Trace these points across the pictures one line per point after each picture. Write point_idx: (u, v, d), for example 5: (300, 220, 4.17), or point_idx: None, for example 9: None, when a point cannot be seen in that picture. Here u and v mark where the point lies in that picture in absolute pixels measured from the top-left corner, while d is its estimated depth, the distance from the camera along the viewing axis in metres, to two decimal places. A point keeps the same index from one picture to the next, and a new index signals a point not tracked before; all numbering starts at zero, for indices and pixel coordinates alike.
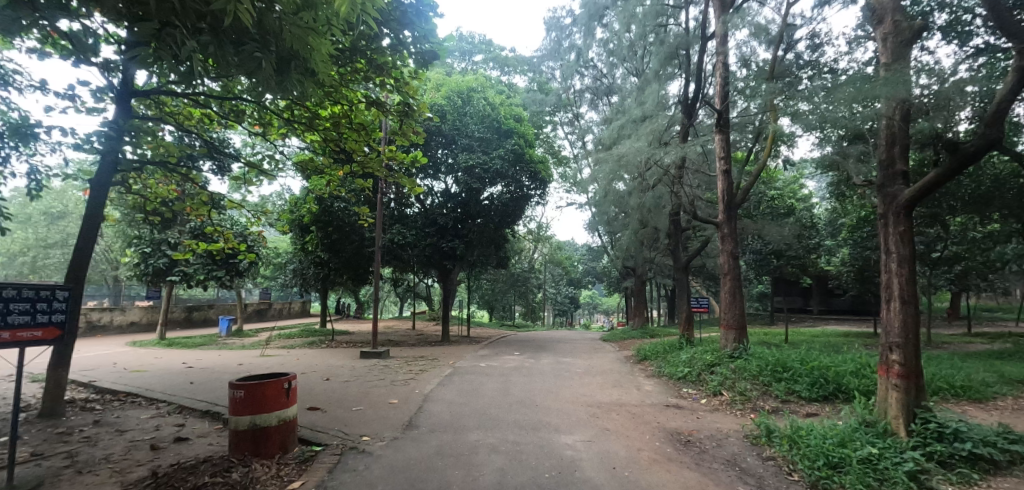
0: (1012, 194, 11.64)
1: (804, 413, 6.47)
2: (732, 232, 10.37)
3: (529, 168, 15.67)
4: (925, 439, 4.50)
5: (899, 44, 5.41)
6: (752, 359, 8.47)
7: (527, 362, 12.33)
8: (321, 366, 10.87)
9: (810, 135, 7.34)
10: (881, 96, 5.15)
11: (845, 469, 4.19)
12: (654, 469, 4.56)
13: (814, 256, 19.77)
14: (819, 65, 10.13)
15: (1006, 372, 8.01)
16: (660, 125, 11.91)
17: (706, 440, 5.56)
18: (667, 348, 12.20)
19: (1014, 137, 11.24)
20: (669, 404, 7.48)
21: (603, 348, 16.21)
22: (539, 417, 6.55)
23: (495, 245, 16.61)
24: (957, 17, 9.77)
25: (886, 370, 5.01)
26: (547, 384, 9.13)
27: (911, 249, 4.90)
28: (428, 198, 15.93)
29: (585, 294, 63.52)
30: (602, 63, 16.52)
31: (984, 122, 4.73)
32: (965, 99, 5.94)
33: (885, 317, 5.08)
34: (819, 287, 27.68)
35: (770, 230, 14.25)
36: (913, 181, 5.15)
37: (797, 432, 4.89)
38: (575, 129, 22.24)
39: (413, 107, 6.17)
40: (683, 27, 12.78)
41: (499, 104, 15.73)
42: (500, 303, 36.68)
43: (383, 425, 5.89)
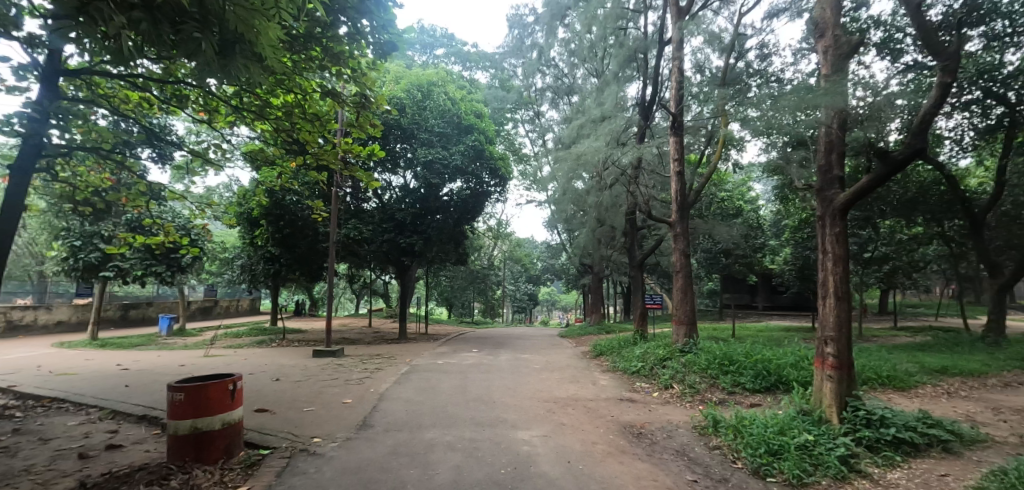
0: (934, 199, 12.95)
1: (748, 403, 6.80)
2: (685, 231, 10.72)
3: (489, 165, 15.68)
4: (854, 425, 4.82)
5: (838, 57, 5.74)
6: (701, 353, 8.80)
7: (486, 359, 12.33)
8: (272, 366, 10.49)
9: (758, 140, 7.70)
10: (821, 105, 5.51)
11: (784, 456, 4.41)
12: (608, 461, 4.67)
13: (759, 256, 20.81)
14: (767, 74, 10.64)
15: (925, 362, 8.72)
16: (618, 125, 12.13)
17: (658, 432, 5.75)
18: (621, 343, 12.52)
19: (937, 148, 12.27)
20: (623, 398, 7.69)
21: (561, 344, 16.45)
22: (496, 413, 6.58)
23: (454, 242, 16.46)
24: (890, 35, 10.52)
25: (821, 362, 5.31)
26: (504, 381, 9.16)
27: (845, 248, 5.22)
28: (386, 193, 15.65)
29: (544, 291, 64.22)
30: (563, 62, 16.71)
31: (911, 133, 5.08)
32: (894, 111, 6.39)
33: (821, 313, 5.38)
34: (764, 284, 29.13)
35: (720, 230, 14.87)
36: (848, 186, 5.46)
37: (741, 421, 5.12)
38: (536, 127, 22.37)
39: (371, 98, 5.94)
40: (643, 31, 13.09)
41: (459, 99, 15.62)
42: (459, 300, 36.56)
43: (336, 425, 5.74)
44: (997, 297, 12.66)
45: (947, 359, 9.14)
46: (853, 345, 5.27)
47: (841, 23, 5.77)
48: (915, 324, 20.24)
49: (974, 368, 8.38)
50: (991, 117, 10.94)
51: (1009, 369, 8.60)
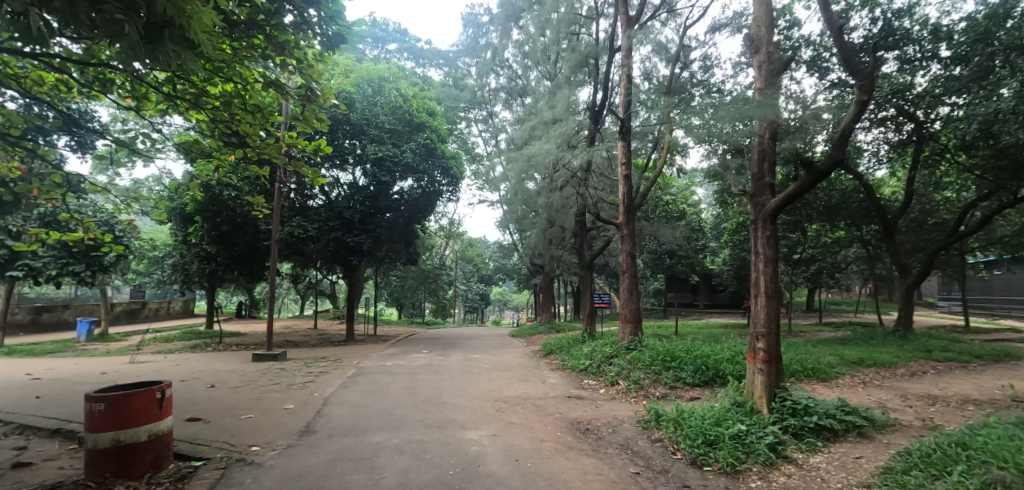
0: (854, 206, 14.08)
1: (688, 397, 7.12)
2: (632, 233, 11.08)
3: (441, 163, 15.58)
4: (782, 415, 5.14)
5: (771, 72, 6.12)
6: (645, 350, 9.13)
7: (437, 360, 12.21)
8: (206, 372, 9.91)
9: (700, 147, 8.10)
10: (755, 116, 5.87)
11: (719, 445, 4.66)
12: (556, 458, 4.75)
13: (700, 257, 21.84)
14: (709, 85, 11.17)
15: (845, 355, 9.45)
16: (569, 128, 12.35)
17: (603, 427, 5.91)
18: (571, 342, 12.79)
19: (858, 159, 13.36)
20: (572, 395, 7.85)
21: (513, 344, 16.57)
22: (445, 414, 6.53)
23: (404, 241, 16.18)
24: (819, 54, 11.33)
25: (753, 356, 5.62)
26: (454, 381, 9.11)
27: (775, 251, 5.57)
28: (333, 191, 15.16)
29: (495, 291, 64.40)
30: (517, 64, 16.81)
31: (833, 145, 5.49)
32: (820, 124, 6.89)
33: (753, 310, 5.71)
34: (705, 283, 30.57)
35: (665, 232, 15.48)
36: (778, 193, 5.84)
37: (681, 414, 5.35)
38: (489, 127, 22.44)
39: (317, 92, 5.71)
40: (595, 38, 13.40)
41: (412, 96, 15.35)
42: (410, 301, 36.01)
43: (276, 432, 5.50)
44: (906, 295, 13.92)
45: (864, 352, 9.96)
46: (781, 340, 5.62)
47: (774, 41, 6.15)
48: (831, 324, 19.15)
49: (886, 359, 9.18)
50: (903, 132, 12.02)
51: (916, 360, 9.48)
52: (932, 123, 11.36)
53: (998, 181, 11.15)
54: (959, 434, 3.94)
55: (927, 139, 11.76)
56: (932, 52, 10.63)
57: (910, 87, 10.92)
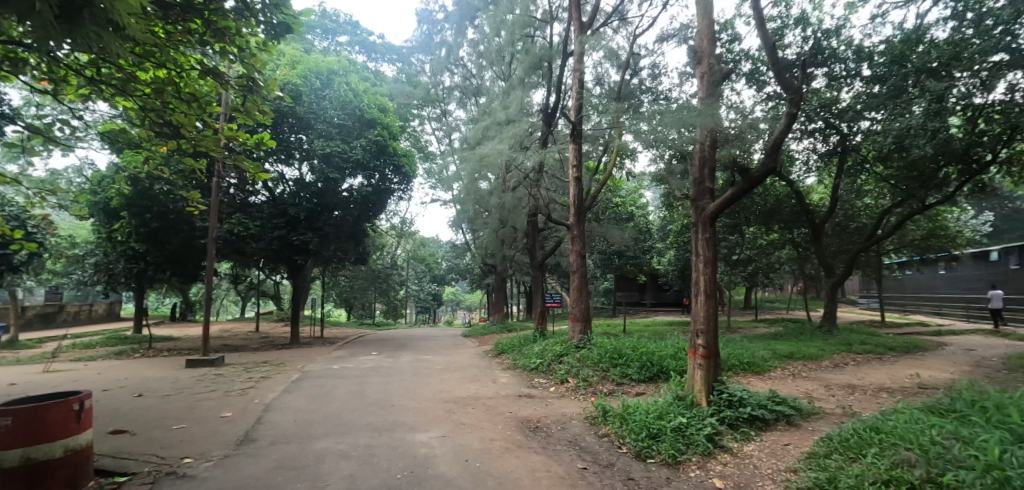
0: (787, 210, 15.04)
1: (634, 393, 7.35)
2: (581, 233, 11.31)
3: (392, 161, 15.26)
4: (719, 407, 5.42)
5: (711, 82, 6.43)
6: (594, 348, 9.35)
7: (386, 362, 11.97)
8: (133, 380, 9.22)
9: (648, 152, 8.35)
10: (696, 124, 6.17)
11: (662, 438, 4.84)
12: (505, 457, 4.77)
13: (647, 257, 22.59)
14: (657, 92, 11.57)
15: (777, 349, 10.07)
16: (522, 129, 12.43)
17: (553, 424, 6.01)
18: (522, 341, 12.88)
19: (791, 167, 14.29)
20: (522, 394, 7.93)
21: (465, 344, 16.50)
22: (394, 417, 6.41)
23: (354, 240, 15.75)
24: (757, 68, 12.02)
25: (693, 352, 5.85)
26: (404, 383, 8.96)
27: (714, 252, 5.85)
28: (278, 187, 14.59)
29: (448, 291, 63.84)
30: (471, 63, 16.76)
31: (766, 153, 5.84)
32: (757, 133, 7.32)
33: (693, 309, 5.97)
34: (653, 283, 31.63)
35: (614, 233, 15.93)
36: (717, 197, 6.15)
37: (627, 409, 5.51)
38: (442, 126, 22.23)
39: (260, 83, 5.44)
40: (548, 41, 13.53)
41: (363, 91, 14.92)
42: (359, 301, 35.07)
43: (211, 442, 5.20)
44: (832, 292, 14.97)
45: (793, 346, 10.66)
46: (719, 337, 5.88)
47: (715, 53, 6.45)
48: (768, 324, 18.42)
49: (813, 353, 9.86)
50: (830, 143, 12.90)
51: (838, 353, 10.25)
52: (854, 135, 12.30)
53: (909, 190, 12.24)
54: (872, 420, 4.30)
55: (850, 150, 12.72)
56: (855, 70, 11.54)
57: (835, 102, 11.84)
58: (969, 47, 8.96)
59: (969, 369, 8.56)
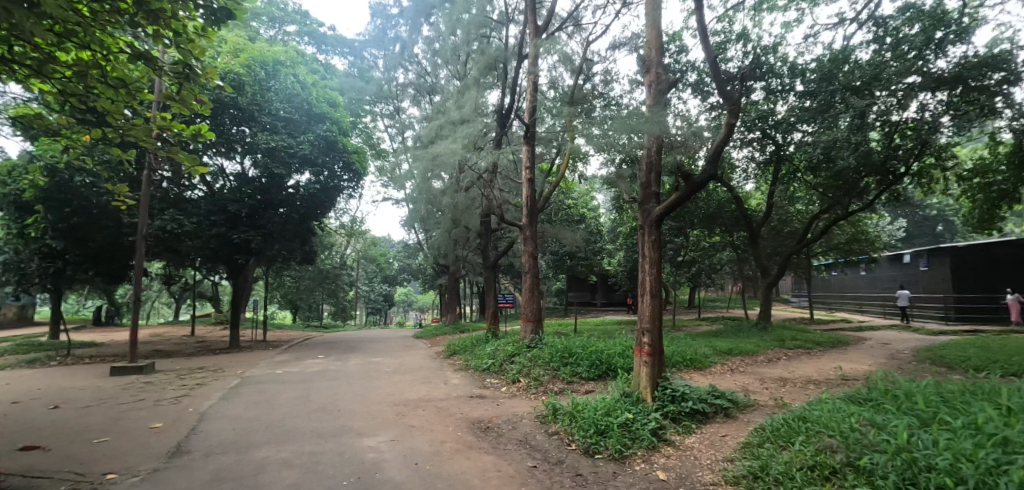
0: (728, 215, 15.83)
1: (583, 391, 7.50)
2: (534, 234, 11.42)
3: (343, 158, 14.81)
4: (663, 402, 5.62)
5: (659, 91, 6.67)
6: (545, 348, 9.45)
7: (333, 365, 11.59)
8: (47, 391, 8.44)
9: (599, 156, 8.55)
10: (643, 130, 6.39)
11: (609, 433, 4.97)
12: (456, 458, 4.74)
13: (598, 258, 23.11)
14: (608, 98, 11.84)
15: (717, 346, 10.59)
16: (476, 129, 12.37)
17: (503, 424, 6.02)
18: (474, 342, 12.82)
19: (731, 174, 15.10)
20: (474, 395, 7.90)
21: (416, 346, 16.25)
22: (340, 422, 6.21)
23: (300, 239, 15.18)
24: (701, 81, 12.60)
25: (639, 350, 6.01)
26: (352, 387, 8.71)
27: (659, 253, 6.08)
28: (217, 181, 13.99)
29: (400, 291, 62.57)
30: (426, 61, 16.52)
31: (708, 161, 6.12)
32: (701, 141, 7.65)
33: (640, 308, 6.15)
34: (603, 283, 32.35)
35: (565, 234, 16.21)
36: (663, 201, 6.38)
37: (576, 407, 5.62)
38: (395, 123, 21.76)
39: (198, 71, 5.11)
40: (504, 42, 13.57)
41: (311, 84, 14.39)
42: (305, 302, 33.75)
43: (138, 456, 4.85)
44: (767, 292, 15.85)
45: (732, 342, 11.23)
46: (663, 335, 6.08)
47: (663, 63, 6.70)
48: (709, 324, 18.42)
49: (750, 349, 10.43)
50: (767, 152, 13.68)
51: (772, 348, 10.91)
52: (788, 146, 13.10)
53: (835, 198, 13.19)
54: (799, 410, 4.60)
55: (784, 160, 13.52)
56: (790, 85, 12.30)
57: (771, 114, 12.58)
58: (888, 68, 9.79)
59: (885, 361, 9.34)
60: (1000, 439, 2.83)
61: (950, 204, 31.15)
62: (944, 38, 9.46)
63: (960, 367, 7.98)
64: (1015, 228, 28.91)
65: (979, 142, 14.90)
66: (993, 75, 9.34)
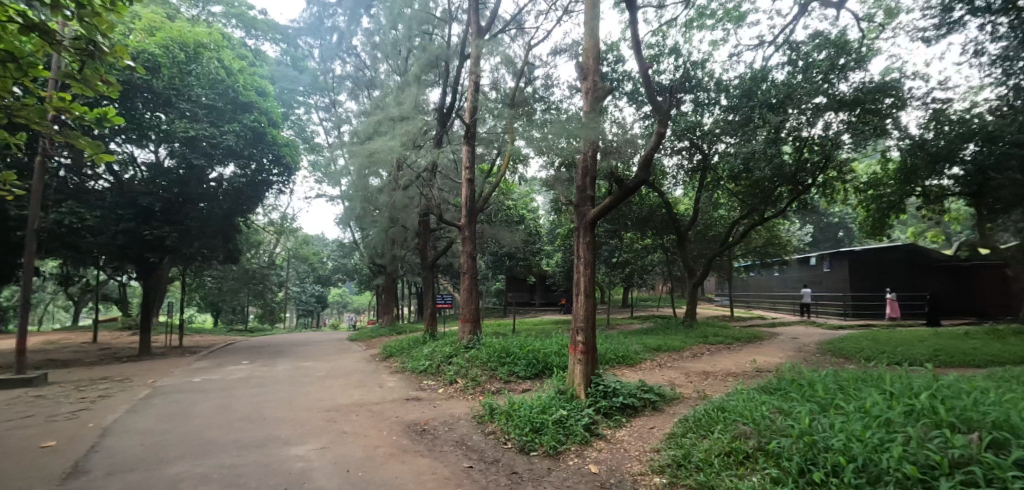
0: (659, 219, 16.64)
1: (519, 389, 7.59)
2: (473, 234, 11.39)
3: (272, 150, 14.06)
4: (595, 398, 5.81)
5: (595, 99, 6.89)
6: (483, 348, 9.47)
7: (259, 371, 10.94)
8: None
9: (539, 158, 8.69)
10: (579, 135, 6.59)
11: (544, 430, 5.07)
12: (390, 463, 4.64)
13: (536, 259, 23.45)
14: (548, 101, 12.04)
15: (647, 342, 11.09)
16: (416, 127, 12.17)
17: (440, 426, 5.96)
18: (411, 343, 12.59)
19: (663, 181, 15.86)
20: (410, 397, 7.78)
21: (350, 349, 15.69)
22: (265, 432, 5.86)
23: (223, 236, 14.21)
24: (635, 90, 13.18)
25: (573, 348, 6.16)
26: (280, 394, 8.24)
27: (593, 254, 6.27)
28: (125, 171, 12.82)
29: (334, 292, 60.04)
30: (365, 54, 16.03)
31: (640, 167, 6.40)
32: (634, 148, 7.98)
33: (574, 308, 6.30)
34: (541, 283, 32.88)
35: (504, 234, 16.33)
36: (597, 204, 6.59)
37: (512, 406, 5.65)
38: (331, 117, 20.94)
39: (103, 48, 4.38)
40: (447, 40, 13.35)
41: (237, 70, 13.48)
42: (228, 304, 31.57)
43: (25, 480, 4.32)
44: (693, 292, 16.80)
45: (661, 339, 11.80)
46: (597, 333, 6.26)
47: (599, 71, 6.93)
48: (632, 324, 18.97)
49: (676, 345, 11.02)
50: (694, 160, 14.53)
51: (697, 344, 11.58)
52: (713, 156, 13.99)
53: (753, 205, 14.24)
54: (718, 401, 4.93)
55: (709, 168, 14.41)
56: (714, 99, 13.15)
57: (698, 125, 13.39)
58: (799, 89, 10.72)
59: (794, 354, 10.22)
60: (885, 421, 3.17)
61: (849, 213, 34.63)
62: (845, 64, 10.50)
63: (855, 358, 8.87)
64: (900, 234, 32.70)
65: (873, 158, 16.65)
66: (884, 99, 10.56)
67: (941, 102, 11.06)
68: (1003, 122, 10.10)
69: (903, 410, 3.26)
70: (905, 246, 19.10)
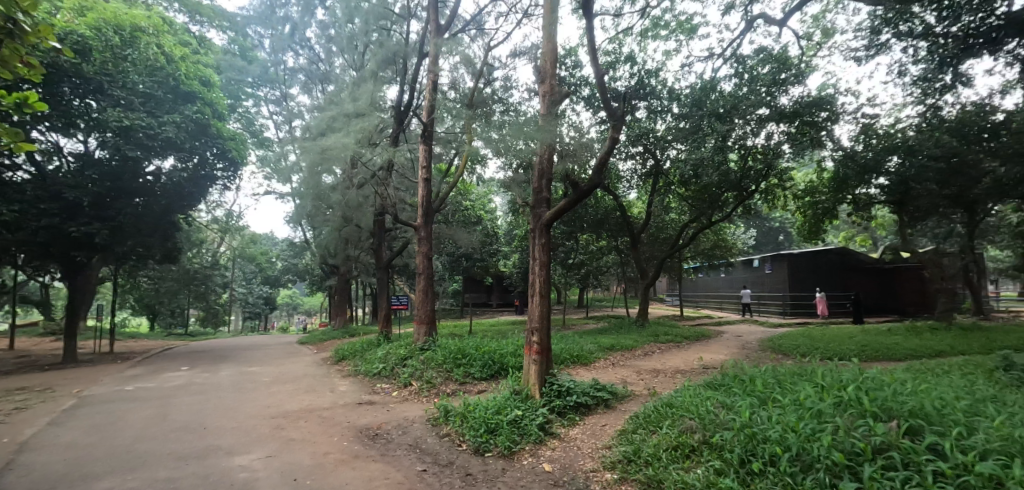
0: (613, 221, 17.06)
1: (475, 391, 7.56)
2: (429, 234, 11.25)
3: (217, 143, 13.38)
4: (550, 397, 5.87)
5: (552, 102, 6.98)
6: (439, 350, 9.37)
7: (200, 377, 10.35)
8: None
9: (497, 159, 8.71)
10: (536, 137, 6.64)
11: (499, 431, 5.06)
12: (340, 470, 4.50)
13: (493, 260, 23.44)
14: (507, 103, 12.07)
15: (601, 342, 11.33)
16: (372, 124, 11.89)
17: (393, 430, 5.85)
18: (364, 346, 12.28)
19: (618, 185, 16.25)
20: (362, 401, 7.58)
21: (299, 352, 15.12)
22: (205, 442, 5.55)
23: (161, 233, 13.38)
24: (592, 95, 13.45)
25: (529, 348, 6.19)
26: (222, 401, 7.83)
27: (548, 255, 6.33)
28: (50, 161, 11.85)
29: (283, 293, 57.65)
30: (320, 47, 15.53)
31: (595, 170, 6.54)
32: (589, 152, 8.15)
33: (530, 309, 6.34)
34: (499, 284, 32.90)
35: (461, 235, 16.23)
36: (553, 206, 6.66)
37: (467, 407, 5.62)
38: (282, 111, 20.14)
39: (23, 26, 3.63)
40: (405, 37, 13.21)
41: (179, 58, 12.69)
42: (166, 306, 29.70)
43: None
44: (645, 292, 17.30)
45: (614, 339, 12.07)
46: (551, 333, 6.32)
47: (557, 75, 7.01)
48: (589, 324, 19.37)
49: (629, 344, 11.31)
50: (647, 165, 14.96)
51: (648, 343, 11.92)
52: (665, 161, 14.48)
53: (702, 209, 14.84)
54: (666, 397, 5.11)
55: (661, 173, 14.89)
56: (667, 107, 13.60)
57: (651, 131, 13.79)
58: (745, 99, 11.25)
59: (738, 351, 10.72)
60: (816, 412, 3.38)
61: (788, 218, 36.71)
62: (785, 79, 11.14)
63: (792, 354, 9.41)
64: (834, 238, 34.96)
65: (810, 167, 17.75)
66: (820, 113, 11.26)
67: (869, 117, 11.95)
68: (922, 138, 11.12)
69: (833, 401, 3.49)
70: (838, 250, 20.42)
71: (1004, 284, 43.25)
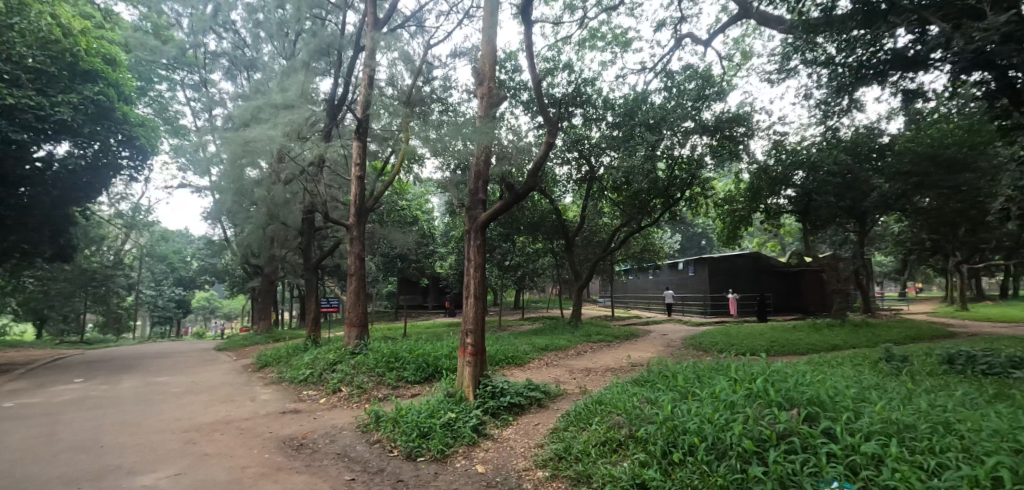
0: (548, 224, 17.40)
1: (408, 395, 7.41)
2: (362, 234, 10.89)
3: (122, 129, 12.20)
4: (483, 399, 5.87)
5: (490, 104, 6.97)
6: (370, 353, 9.07)
7: (98, 390, 9.31)
8: None
9: (435, 158, 8.58)
10: (474, 139, 6.59)
11: (431, 435, 4.99)
12: (261, 484, 4.25)
13: (430, 261, 23.06)
14: (446, 103, 11.95)
15: (536, 343, 11.48)
16: (302, 117, 11.32)
17: (320, 439, 5.59)
18: (290, 351, 11.64)
19: (555, 189, 16.58)
20: (286, 410, 7.18)
21: (216, 359, 14.06)
22: (101, 462, 4.99)
23: (50, 225, 12.03)
24: (531, 99, 13.63)
25: (462, 350, 6.14)
26: (123, 416, 7.09)
27: (483, 257, 6.32)
28: None
29: (198, 295, 53.28)
30: (245, 31, 14.53)
31: (530, 173, 6.62)
32: (526, 155, 8.24)
33: (464, 310, 6.29)
34: (435, 286, 32.46)
35: (396, 235, 15.84)
36: (489, 208, 6.66)
37: (399, 412, 5.49)
38: (201, 97, 18.66)
39: None
40: (340, 28, 12.68)
41: (79, 31, 11.35)
42: (57, 311, 26.44)
43: None
44: (579, 294, 17.79)
45: (548, 339, 12.30)
46: (485, 335, 6.31)
47: (495, 77, 7.02)
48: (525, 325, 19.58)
49: (563, 344, 11.58)
50: (583, 170, 15.40)
51: (581, 343, 12.26)
52: (599, 167, 14.96)
53: (633, 214, 15.50)
54: (595, 395, 5.28)
55: (595, 179, 15.37)
56: (602, 115, 14.08)
57: (586, 137, 14.21)
58: (673, 112, 11.88)
59: (664, 349, 11.29)
60: (730, 403, 3.62)
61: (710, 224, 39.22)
62: (708, 95, 11.97)
63: (711, 351, 10.06)
64: (750, 244, 37.73)
65: (730, 177, 19.07)
66: (738, 128, 12.13)
67: (780, 134, 13.04)
68: (823, 154, 12.33)
69: (745, 393, 3.77)
70: (751, 254, 22.12)
71: (887, 284, 48.87)
